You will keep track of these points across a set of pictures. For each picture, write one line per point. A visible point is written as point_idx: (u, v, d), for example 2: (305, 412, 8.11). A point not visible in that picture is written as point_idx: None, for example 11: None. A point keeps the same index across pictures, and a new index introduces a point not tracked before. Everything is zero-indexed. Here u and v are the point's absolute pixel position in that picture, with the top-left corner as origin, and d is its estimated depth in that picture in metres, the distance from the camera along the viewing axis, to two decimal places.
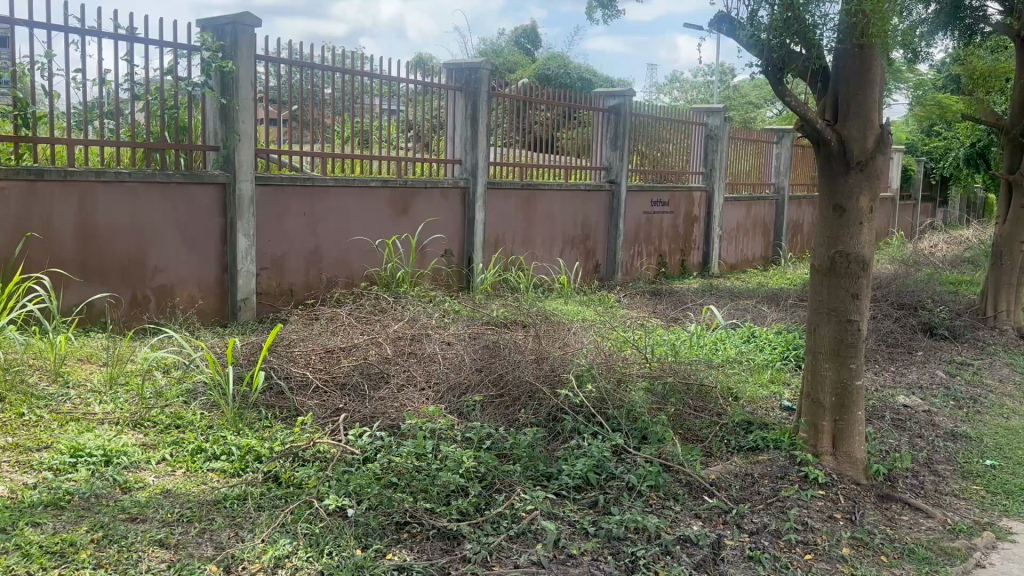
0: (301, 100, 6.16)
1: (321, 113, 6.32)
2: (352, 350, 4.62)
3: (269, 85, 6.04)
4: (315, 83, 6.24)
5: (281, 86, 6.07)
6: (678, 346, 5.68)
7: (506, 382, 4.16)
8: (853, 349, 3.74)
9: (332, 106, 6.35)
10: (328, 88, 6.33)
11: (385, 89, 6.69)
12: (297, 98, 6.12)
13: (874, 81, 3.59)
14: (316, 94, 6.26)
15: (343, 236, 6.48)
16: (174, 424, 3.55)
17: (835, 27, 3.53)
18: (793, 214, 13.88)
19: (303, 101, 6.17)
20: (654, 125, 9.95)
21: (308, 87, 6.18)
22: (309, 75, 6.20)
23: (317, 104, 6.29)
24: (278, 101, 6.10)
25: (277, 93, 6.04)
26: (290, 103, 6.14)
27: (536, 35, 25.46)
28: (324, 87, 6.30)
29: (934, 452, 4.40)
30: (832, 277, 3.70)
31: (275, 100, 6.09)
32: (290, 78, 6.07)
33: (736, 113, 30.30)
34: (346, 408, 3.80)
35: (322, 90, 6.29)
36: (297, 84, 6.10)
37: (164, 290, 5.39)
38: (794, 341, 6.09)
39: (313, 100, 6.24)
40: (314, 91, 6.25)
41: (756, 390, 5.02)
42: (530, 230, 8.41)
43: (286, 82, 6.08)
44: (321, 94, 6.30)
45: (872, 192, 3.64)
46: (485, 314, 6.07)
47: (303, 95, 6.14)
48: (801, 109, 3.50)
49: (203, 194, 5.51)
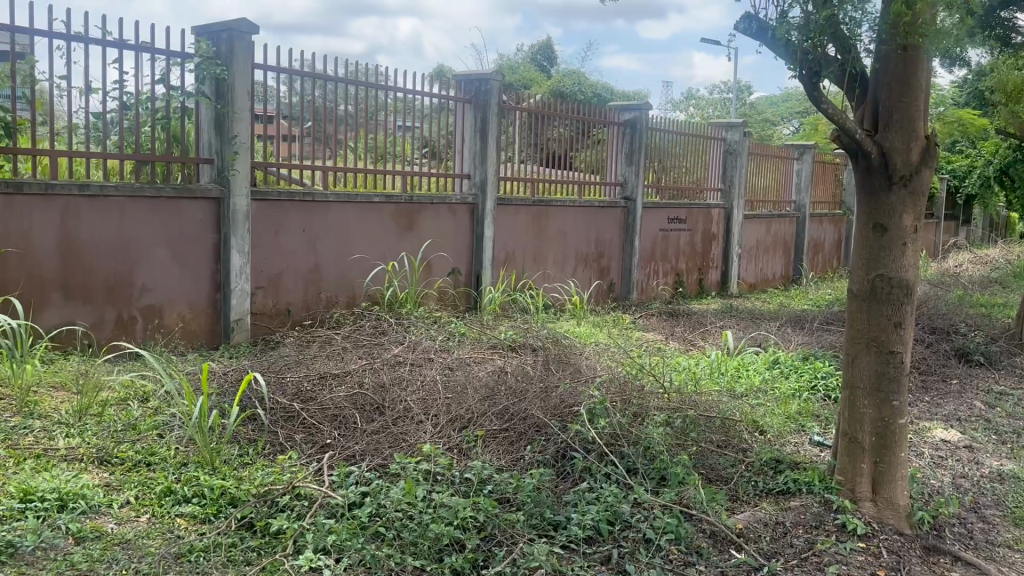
0: (316, 115, 5.94)
1: (338, 129, 6.10)
2: (347, 377, 4.30)
3: (288, 102, 5.78)
4: (333, 99, 6.02)
5: (295, 102, 5.81)
6: (697, 374, 5.32)
7: (512, 416, 3.82)
8: (896, 383, 3.36)
9: (348, 122, 6.13)
10: (345, 103, 6.12)
11: (398, 103, 6.45)
12: (311, 113, 5.90)
13: (920, 88, 3.25)
14: (332, 110, 6.05)
15: (344, 254, 6.17)
16: (144, 462, 3.24)
17: (875, 29, 3.18)
18: (814, 232, 13.48)
19: (319, 118, 5.95)
20: (670, 140, 9.63)
21: (324, 103, 5.97)
22: (322, 89, 5.97)
23: (333, 120, 6.08)
24: (294, 118, 5.86)
25: (288, 108, 5.75)
26: (305, 119, 5.90)
27: (553, 52, 25.40)
28: (340, 102, 6.09)
29: (982, 495, 4.00)
30: (872, 303, 3.34)
31: (291, 117, 5.84)
32: (306, 93, 5.86)
33: (754, 131, 29.99)
34: (334, 444, 3.47)
35: (338, 106, 6.07)
36: (315, 100, 5.91)
37: (152, 310, 5.09)
38: (822, 368, 5.71)
39: (330, 115, 6.03)
40: (330, 108, 6.03)
41: (783, 423, 4.65)
42: (542, 247, 8.08)
43: (303, 98, 5.86)
44: (339, 110, 6.09)
45: (916, 210, 3.30)
46: (492, 337, 5.73)
47: (319, 111, 5.93)
48: (842, 121, 3.17)
49: (196, 209, 5.21)
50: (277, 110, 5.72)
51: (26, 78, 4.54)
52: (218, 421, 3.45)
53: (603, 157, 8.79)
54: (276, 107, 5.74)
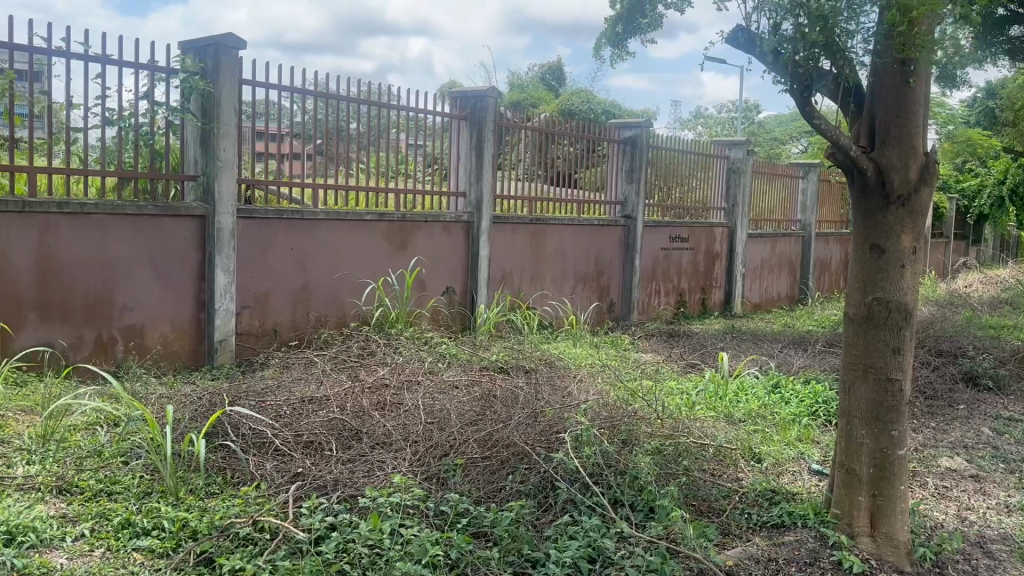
0: (324, 134, 5.95)
1: (347, 148, 6.11)
2: (327, 401, 4.16)
3: (298, 120, 5.78)
4: (341, 118, 6.02)
5: (306, 120, 5.82)
6: (693, 399, 5.16)
7: (495, 444, 3.66)
8: (894, 413, 3.20)
9: (356, 140, 6.15)
10: (354, 122, 6.13)
11: (401, 122, 6.44)
12: (321, 132, 5.90)
13: (918, 102, 3.11)
14: (340, 128, 6.06)
15: (334, 273, 6.04)
16: (104, 492, 3.11)
17: (871, 40, 3.04)
18: (820, 251, 13.31)
19: (328, 136, 5.96)
20: (672, 158, 9.52)
21: (332, 122, 5.98)
22: (332, 108, 5.97)
23: (341, 138, 6.09)
24: (302, 135, 5.86)
25: (299, 127, 5.74)
26: (314, 137, 5.90)
27: (561, 72, 25.40)
28: (350, 121, 6.11)
29: (988, 528, 3.82)
30: (869, 327, 3.19)
31: (299, 135, 5.84)
32: (316, 112, 5.87)
33: (761, 150, 29.89)
34: (306, 473, 3.32)
35: (347, 125, 6.08)
36: (325, 119, 5.92)
37: (133, 331, 4.97)
38: (822, 392, 5.53)
39: (339, 134, 6.04)
40: (338, 126, 6.04)
41: (780, 450, 4.47)
42: (540, 266, 7.94)
43: (313, 116, 5.86)
44: (347, 129, 6.09)
45: (915, 231, 3.15)
46: (484, 359, 5.58)
47: (329, 130, 5.95)
48: (835, 136, 3.04)
49: (179, 227, 5.11)
50: (286, 128, 5.72)
51: (3, 94, 4.46)
52: (185, 448, 3.32)
53: (603, 175, 8.67)
54: (283, 125, 5.73)
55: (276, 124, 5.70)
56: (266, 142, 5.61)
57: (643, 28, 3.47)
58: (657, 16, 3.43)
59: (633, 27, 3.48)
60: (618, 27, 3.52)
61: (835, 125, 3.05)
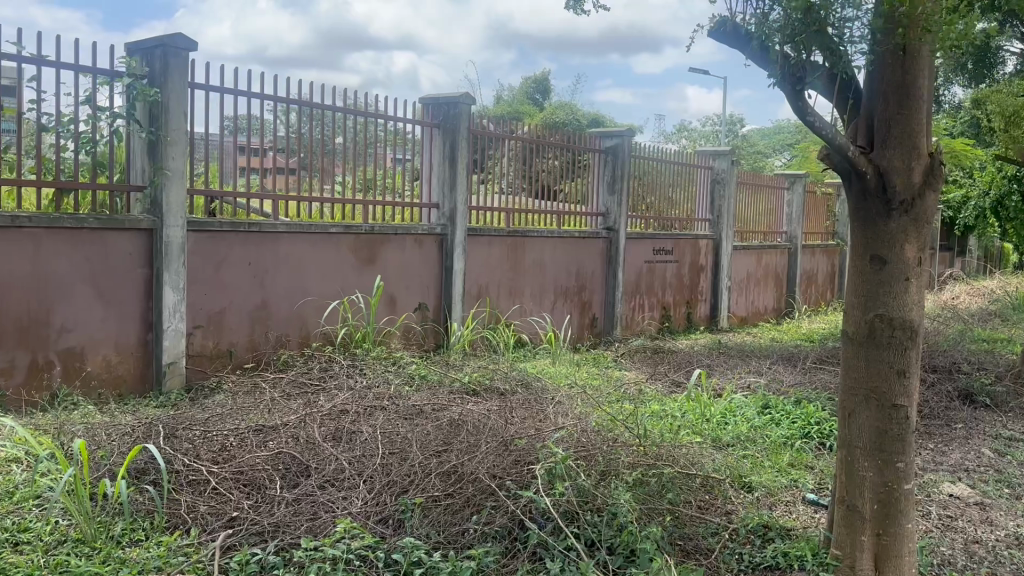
0: (308, 148, 5.76)
1: (332, 162, 5.94)
2: (278, 431, 3.79)
3: (281, 135, 5.59)
4: (328, 132, 5.85)
5: (290, 135, 5.65)
6: (678, 422, 4.82)
7: (458, 478, 3.30)
8: (900, 443, 2.87)
9: (342, 154, 5.95)
10: (342, 136, 5.95)
11: (374, 132, 6.15)
12: (305, 146, 5.74)
13: (921, 97, 2.80)
14: (325, 142, 5.87)
15: (296, 289, 5.68)
16: (9, 543, 2.74)
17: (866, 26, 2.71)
18: (807, 263, 13.05)
19: (312, 151, 5.79)
20: (655, 169, 9.25)
21: (318, 136, 5.81)
22: (316, 121, 5.79)
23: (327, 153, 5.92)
24: (285, 150, 5.67)
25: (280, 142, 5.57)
26: (297, 152, 5.73)
27: (547, 85, 25.16)
28: (336, 135, 5.92)
29: (1001, 564, 3.50)
30: (870, 347, 2.87)
31: (282, 150, 5.65)
32: (300, 126, 5.68)
33: (746, 163, 29.75)
34: (243, 518, 2.95)
35: (332, 139, 5.90)
36: (307, 134, 5.73)
37: (72, 354, 4.58)
38: (815, 413, 5.21)
39: (324, 149, 5.86)
40: (323, 140, 5.85)
41: (771, 477, 4.14)
42: (518, 281, 7.59)
43: (296, 131, 5.68)
44: (333, 143, 5.92)
45: (920, 240, 2.84)
46: (455, 379, 5.23)
47: (313, 144, 5.76)
48: (832, 135, 2.72)
49: (124, 242, 4.74)
50: (269, 143, 5.50)
51: None
52: (102, 491, 2.95)
53: (584, 187, 8.36)
54: (268, 139, 5.53)
55: (262, 139, 5.50)
56: (252, 157, 5.40)
57: None
58: None
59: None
60: None
61: (830, 123, 2.74)
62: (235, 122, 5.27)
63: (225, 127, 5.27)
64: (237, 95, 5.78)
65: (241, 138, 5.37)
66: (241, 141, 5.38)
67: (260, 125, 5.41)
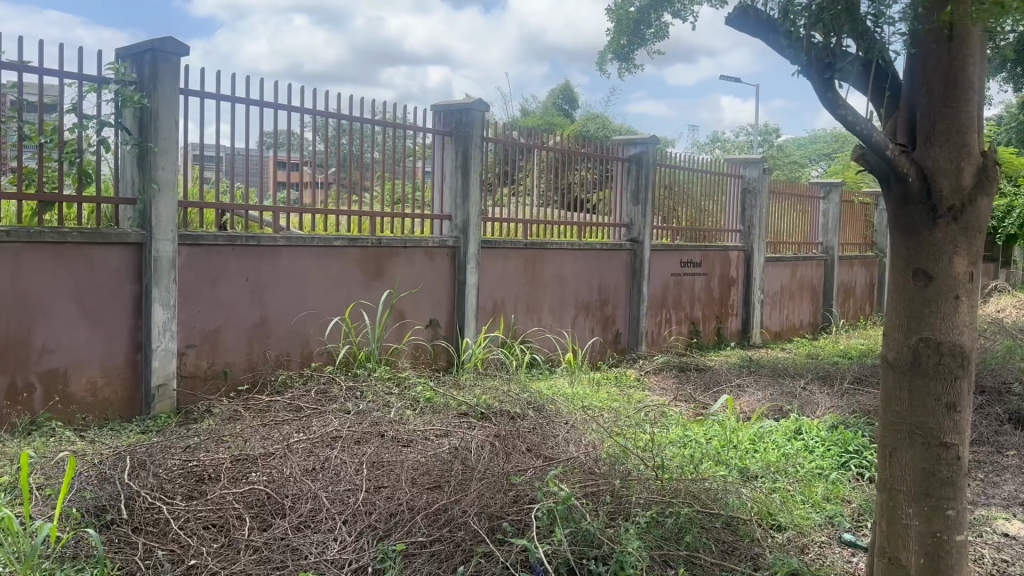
0: (344, 164, 5.69)
1: (366, 176, 5.82)
2: (259, 463, 3.50)
3: (319, 150, 5.53)
4: (363, 147, 5.75)
5: (324, 150, 5.56)
6: (702, 451, 4.43)
7: (446, 521, 2.97)
8: (949, 487, 2.48)
9: (375, 169, 5.85)
10: (376, 151, 5.85)
11: (393, 144, 5.94)
12: (338, 159, 5.64)
13: (971, 86, 2.41)
14: (360, 157, 5.77)
15: (297, 306, 5.40)
16: None
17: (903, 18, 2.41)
18: (844, 275, 12.52)
19: (348, 166, 5.71)
20: (682, 178, 8.87)
21: (353, 151, 5.72)
22: (353, 134, 5.71)
23: (361, 167, 5.81)
24: (320, 164, 5.60)
25: (319, 157, 5.48)
26: (330, 166, 5.62)
27: (576, 96, 24.87)
28: (370, 150, 5.82)
29: None
30: (915, 376, 2.48)
31: (317, 164, 5.56)
32: (337, 141, 5.61)
33: (782, 172, 29.10)
34: (201, 566, 2.65)
35: (367, 153, 5.80)
36: (345, 148, 5.65)
37: (55, 375, 4.34)
38: (853, 440, 4.78)
39: (358, 163, 5.77)
40: (357, 154, 5.75)
41: (803, 514, 3.72)
42: (536, 296, 7.25)
43: (334, 146, 5.61)
44: (367, 157, 5.82)
45: (972, 252, 2.45)
46: (463, 402, 4.90)
47: (348, 159, 5.66)
48: (868, 131, 2.36)
49: (111, 257, 4.50)
50: (305, 159, 5.45)
51: None
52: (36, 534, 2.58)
53: (607, 197, 8.02)
54: (303, 154, 5.47)
55: (298, 155, 5.45)
56: (291, 172, 5.35)
57: (652, 38, 3.18)
58: (663, 25, 3.14)
59: (637, 36, 3.19)
60: (621, 38, 3.23)
61: (866, 118, 2.37)
62: (275, 137, 5.19)
63: (263, 142, 5.19)
64: (242, 103, 5.55)
65: (278, 154, 5.29)
66: (276, 156, 5.28)
67: (297, 141, 5.36)
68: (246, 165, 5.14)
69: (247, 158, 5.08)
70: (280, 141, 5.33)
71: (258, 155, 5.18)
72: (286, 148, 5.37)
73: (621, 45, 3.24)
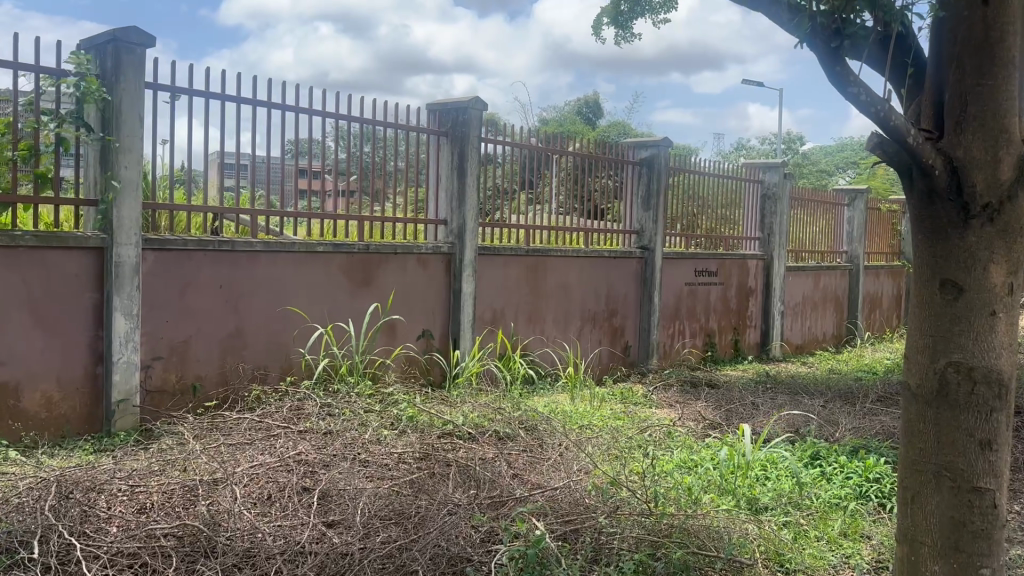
0: (365, 171, 5.53)
1: (389, 183, 5.67)
2: (208, 492, 3.16)
3: (340, 158, 5.37)
4: (386, 155, 5.59)
5: (344, 157, 5.39)
6: (705, 481, 4.01)
7: (400, 567, 2.62)
8: (982, 540, 2.07)
9: (400, 176, 5.73)
10: (400, 160, 5.73)
11: (404, 148, 5.74)
12: (358, 167, 5.48)
13: (1011, 60, 2.02)
14: (380, 166, 5.59)
15: (276, 316, 5.07)
16: None
17: None
18: (870, 285, 11.98)
19: (370, 174, 5.55)
20: (698, 181, 8.44)
21: (375, 160, 5.57)
22: (373, 140, 5.54)
23: (384, 174, 5.66)
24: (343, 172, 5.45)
25: (344, 167, 5.35)
26: (352, 173, 5.47)
27: (598, 105, 24.53)
28: (394, 158, 5.70)
29: None
30: (941, 406, 2.08)
31: (340, 172, 5.41)
32: (358, 149, 5.42)
33: (807, 181, 28.47)
34: None
35: (393, 162, 5.69)
36: (366, 156, 5.51)
37: (6, 389, 4.03)
38: (874, 467, 4.32)
39: (379, 171, 5.60)
40: (380, 164, 5.59)
41: (815, 553, 3.29)
42: (539, 305, 6.86)
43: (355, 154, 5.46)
44: (391, 166, 5.68)
45: (1011, 260, 2.05)
46: (448, 420, 4.52)
47: (369, 167, 5.51)
48: (884, 112, 1.95)
49: (70, 262, 4.19)
50: (328, 168, 5.31)
51: None
52: None
53: (616, 201, 7.63)
54: (326, 162, 5.32)
55: (321, 163, 5.30)
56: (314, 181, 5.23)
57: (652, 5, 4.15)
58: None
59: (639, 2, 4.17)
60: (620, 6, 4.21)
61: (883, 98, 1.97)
62: (300, 145, 5.08)
63: (287, 150, 5.04)
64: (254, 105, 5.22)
65: (303, 162, 5.15)
66: (302, 163, 5.16)
67: (323, 148, 5.22)
68: (271, 173, 5.05)
69: (272, 165, 4.97)
70: (304, 149, 5.19)
71: (278, 162, 5.03)
72: (309, 156, 5.23)
73: (620, 11, 4.21)
